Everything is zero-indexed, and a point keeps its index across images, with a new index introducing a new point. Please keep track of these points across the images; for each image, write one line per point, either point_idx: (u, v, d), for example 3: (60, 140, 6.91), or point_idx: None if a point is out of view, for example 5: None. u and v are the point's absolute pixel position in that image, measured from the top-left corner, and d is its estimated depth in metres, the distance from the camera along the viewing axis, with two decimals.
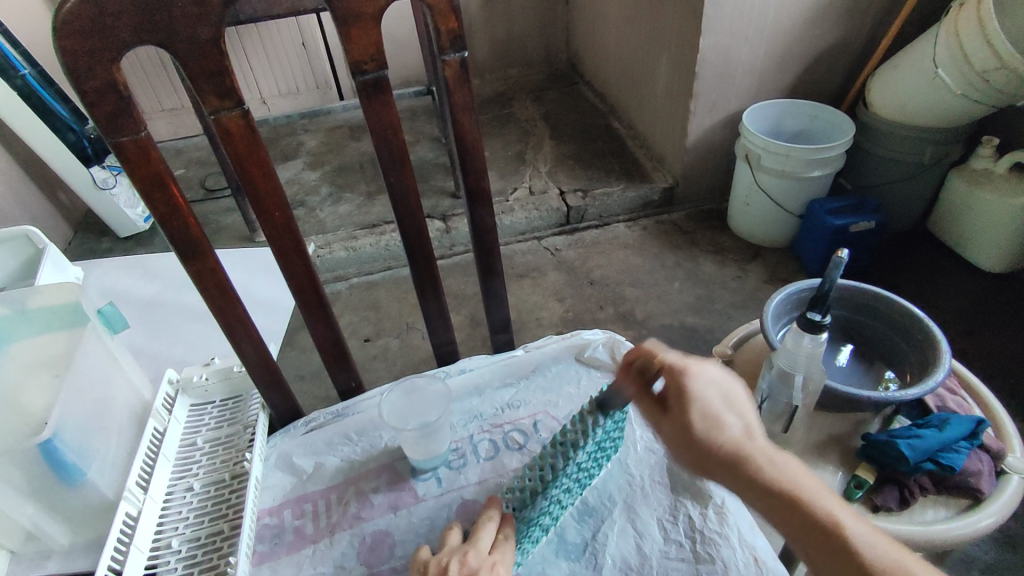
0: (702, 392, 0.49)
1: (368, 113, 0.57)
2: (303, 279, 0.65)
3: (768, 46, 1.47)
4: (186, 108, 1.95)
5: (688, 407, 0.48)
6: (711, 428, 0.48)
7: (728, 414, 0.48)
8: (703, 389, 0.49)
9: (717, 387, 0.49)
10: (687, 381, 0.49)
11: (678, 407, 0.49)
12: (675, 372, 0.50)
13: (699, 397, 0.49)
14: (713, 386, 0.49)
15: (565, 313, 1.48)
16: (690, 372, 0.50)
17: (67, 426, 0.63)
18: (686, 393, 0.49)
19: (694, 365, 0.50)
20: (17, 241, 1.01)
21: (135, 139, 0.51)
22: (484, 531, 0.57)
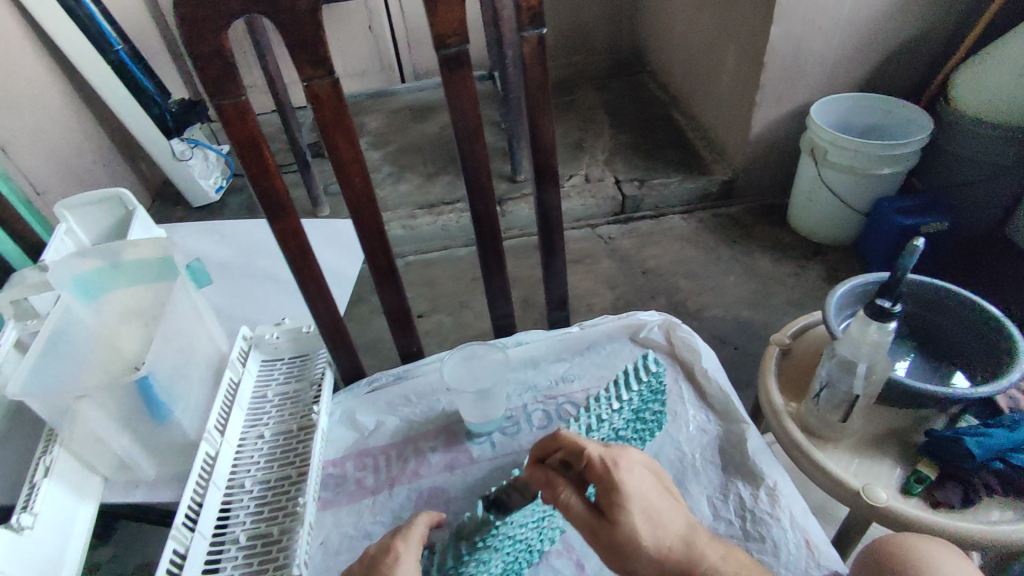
0: (634, 494, 0.51)
1: (447, 87, 0.59)
2: (375, 245, 0.68)
3: (843, 37, 1.42)
4: (259, 86, 2.04)
5: (626, 510, 0.50)
6: (652, 529, 0.50)
7: (663, 509, 0.51)
8: (634, 484, 0.51)
9: (645, 481, 0.52)
10: (619, 480, 0.51)
11: (616, 508, 0.50)
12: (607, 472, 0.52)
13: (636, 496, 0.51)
14: (641, 479, 0.52)
15: (616, 300, 1.49)
16: (618, 468, 0.52)
17: (159, 367, 0.69)
18: (622, 495, 0.50)
19: (622, 459, 0.53)
20: (112, 202, 1.09)
21: (236, 103, 0.54)
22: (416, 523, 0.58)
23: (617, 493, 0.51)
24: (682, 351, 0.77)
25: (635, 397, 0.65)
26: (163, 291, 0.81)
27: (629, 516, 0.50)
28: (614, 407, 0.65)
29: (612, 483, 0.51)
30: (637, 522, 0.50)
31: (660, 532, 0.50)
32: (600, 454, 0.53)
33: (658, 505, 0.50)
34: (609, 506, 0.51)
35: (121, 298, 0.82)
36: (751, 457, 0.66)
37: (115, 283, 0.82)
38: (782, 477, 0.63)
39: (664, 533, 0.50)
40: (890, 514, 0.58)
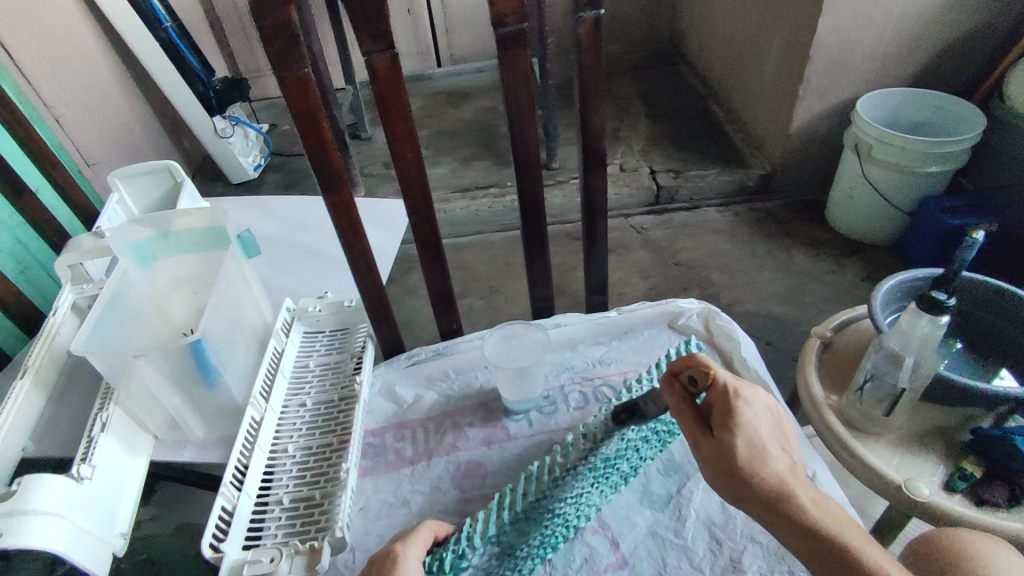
0: (750, 416, 0.51)
1: (503, 65, 0.60)
2: (423, 221, 0.69)
3: (895, 30, 1.39)
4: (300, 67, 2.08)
5: (735, 427, 0.50)
6: (755, 455, 0.49)
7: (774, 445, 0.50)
8: (752, 413, 0.52)
9: (765, 418, 0.52)
10: (737, 403, 0.52)
11: (725, 426, 0.51)
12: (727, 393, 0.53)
13: (748, 418, 0.51)
14: (761, 414, 0.52)
15: (648, 291, 1.48)
16: (740, 395, 0.53)
17: (211, 333, 0.71)
18: (735, 415, 0.51)
19: (746, 391, 0.54)
20: (161, 173, 1.12)
21: (298, 75, 0.56)
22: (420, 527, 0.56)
23: (731, 412, 0.52)
24: (721, 339, 0.78)
25: None
26: (211, 261, 0.84)
27: (737, 435, 0.50)
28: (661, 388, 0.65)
29: (731, 404, 0.52)
30: (739, 441, 0.50)
31: (761, 459, 0.49)
32: (729, 379, 0.54)
33: (766, 435, 0.50)
34: (723, 422, 0.52)
35: (170, 266, 0.84)
36: (790, 447, 0.66)
37: (165, 251, 0.84)
38: (820, 468, 0.64)
39: (765, 463, 0.48)
40: (934, 509, 0.58)
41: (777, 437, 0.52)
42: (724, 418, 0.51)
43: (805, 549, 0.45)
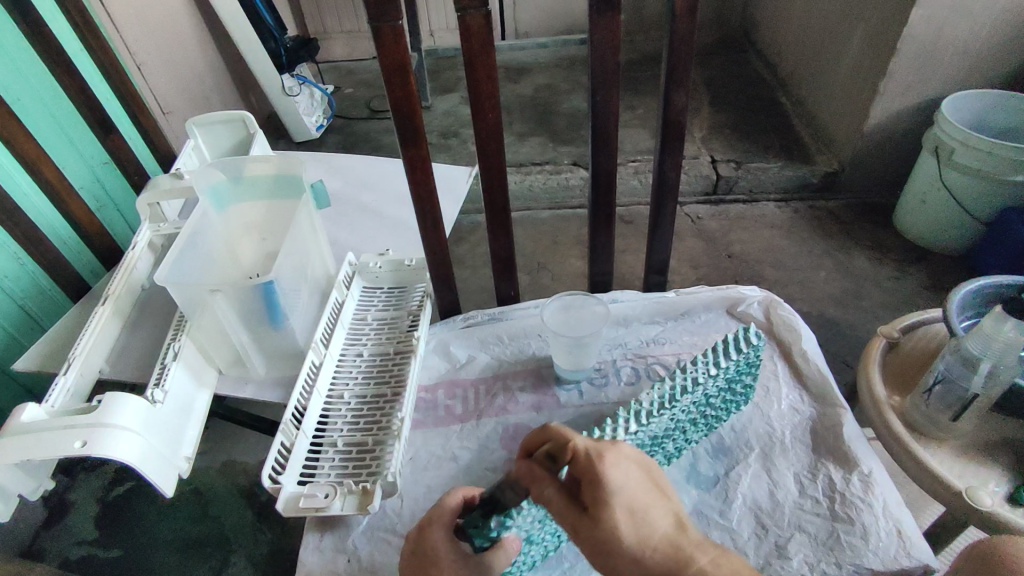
0: (616, 490, 0.43)
1: (593, 31, 0.59)
2: (495, 184, 0.70)
3: (994, 27, 1.31)
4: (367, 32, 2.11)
5: (611, 504, 0.42)
6: (636, 528, 0.42)
7: (656, 515, 0.43)
8: (623, 479, 0.44)
9: (633, 479, 0.44)
10: (604, 470, 0.43)
11: (598, 504, 0.43)
12: (590, 457, 0.44)
13: (621, 486, 0.43)
14: (630, 471, 0.44)
15: (697, 280, 1.46)
16: (605, 458, 0.44)
17: (282, 277, 0.74)
18: (605, 486, 0.43)
19: (609, 451, 0.45)
20: (235, 124, 1.14)
21: (393, 26, 0.56)
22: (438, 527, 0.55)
23: (599, 485, 0.43)
24: (781, 330, 0.76)
25: (733, 366, 0.63)
26: (281, 210, 0.86)
27: (613, 513, 0.42)
28: (711, 373, 0.62)
29: (597, 474, 0.43)
30: (619, 519, 0.42)
31: (647, 533, 0.42)
32: (586, 444, 0.45)
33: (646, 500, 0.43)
34: (590, 501, 0.43)
35: (242, 213, 0.87)
36: (846, 442, 0.65)
37: (238, 198, 0.87)
38: (877, 466, 0.63)
39: (655, 534, 0.42)
40: (996, 519, 0.56)
41: (656, 495, 0.44)
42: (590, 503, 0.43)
43: None
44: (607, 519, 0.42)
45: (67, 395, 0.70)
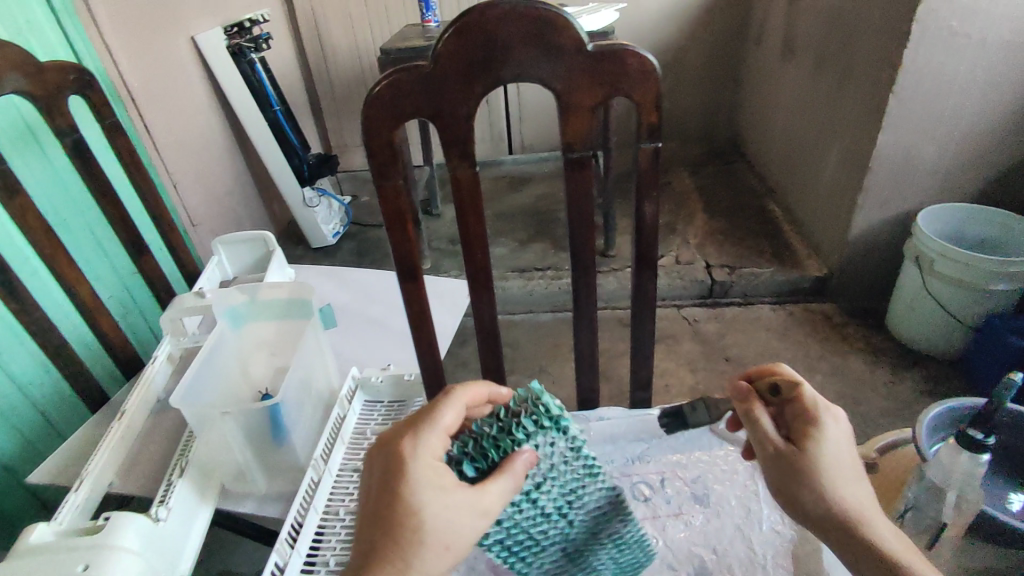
0: (826, 435, 0.57)
1: (569, 183, 0.67)
2: (485, 311, 0.76)
3: (957, 148, 1.41)
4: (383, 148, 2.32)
5: (817, 443, 0.57)
6: (832, 472, 0.56)
7: (847, 477, 0.56)
8: (835, 434, 0.58)
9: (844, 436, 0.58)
10: (824, 421, 0.58)
11: (807, 441, 0.57)
12: (814, 411, 0.59)
13: (830, 439, 0.57)
14: (843, 433, 0.58)
15: (695, 384, 1.49)
16: (824, 416, 0.58)
17: (287, 397, 0.79)
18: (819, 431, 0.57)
19: (829, 413, 0.59)
20: (255, 242, 1.24)
21: (394, 184, 0.65)
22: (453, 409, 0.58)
23: (814, 429, 0.58)
24: None
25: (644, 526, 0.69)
26: (291, 329, 0.94)
27: (818, 451, 0.57)
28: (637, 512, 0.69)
29: (815, 422, 0.58)
30: (821, 457, 0.56)
31: (838, 479, 0.56)
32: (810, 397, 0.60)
33: (846, 457, 0.56)
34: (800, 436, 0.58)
35: (253, 333, 0.95)
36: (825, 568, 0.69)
37: (255, 318, 0.95)
38: None
39: (842, 481, 0.56)
40: None
41: (852, 457, 0.58)
42: (802, 437, 0.58)
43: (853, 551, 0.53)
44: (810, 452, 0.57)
45: (75, 511, 0.73)
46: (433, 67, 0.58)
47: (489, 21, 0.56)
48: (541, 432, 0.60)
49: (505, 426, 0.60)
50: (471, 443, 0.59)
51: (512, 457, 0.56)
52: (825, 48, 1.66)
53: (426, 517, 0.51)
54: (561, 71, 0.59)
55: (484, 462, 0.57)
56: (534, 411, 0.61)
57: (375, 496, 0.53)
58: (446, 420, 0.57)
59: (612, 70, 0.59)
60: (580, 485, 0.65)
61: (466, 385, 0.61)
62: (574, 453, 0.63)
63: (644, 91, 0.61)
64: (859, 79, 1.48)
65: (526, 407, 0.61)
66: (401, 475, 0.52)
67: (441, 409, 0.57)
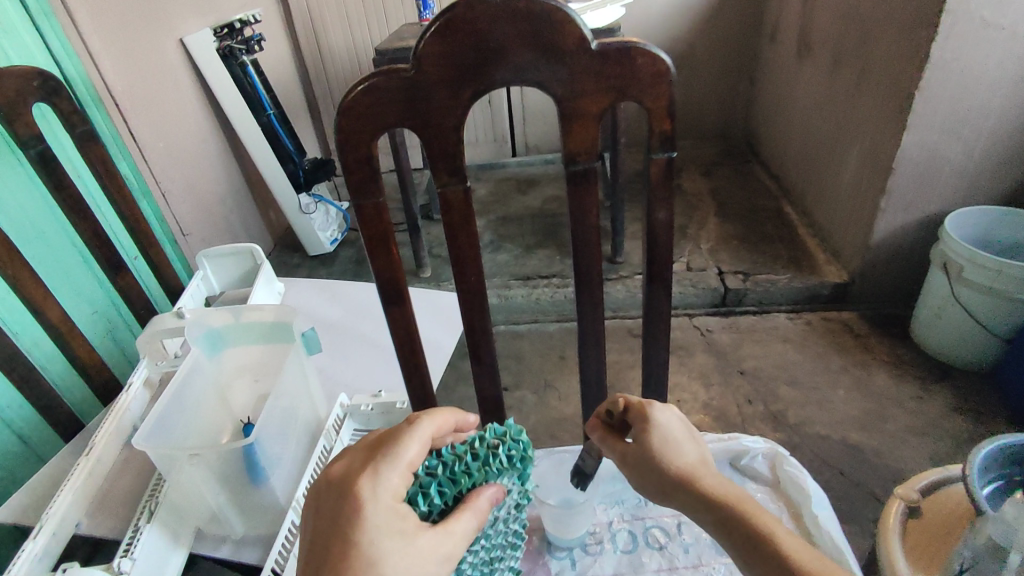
0: (658, 422, 0.56)
1: (572, 200, 0.59)
2: (481, 339, 0.69)
3: (986, 148, 1.33)
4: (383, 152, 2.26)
5: (647, 431, 0.55)
6: (668, 451, 0.54)
7: (685, 452, 0.54)
8: (663, 416, 0.56)
9: (677, 420, 0.56)
10: (650, 408, 0.56)
11: (640, 430, 0.56)
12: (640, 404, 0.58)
13: (660, 420, 0.56)
14: (671, 414, 0.56)
15: (709, 400, 1.41)
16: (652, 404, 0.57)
17: (266, 433, 0.73)
18: (647, 418, 0.56)
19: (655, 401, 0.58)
20: (242, 256, 1.18)
21: (375, 203, 0.58)
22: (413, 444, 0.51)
23: (645, 418, 0.56)
24: (787, 488, 0.71)
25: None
26: (275, 353, 0.87)
27: (650, 437, 0.55)
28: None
29: (643, 412, 0.57)
30: (654, 440, 0.54)
31: (677, 458, 0.54)
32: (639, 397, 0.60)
33: (677, 433, 0.55)
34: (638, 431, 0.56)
35: (234, 357, 0.88)
36: None
37: (235, 339, 0.88)
38: None
39: (681, 457, 0.54)
40: None
41: (688, 436, 0.56)
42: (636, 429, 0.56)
43: (720, 524, 0.50)
44: (645, 440, 0.55)
45: (31, 563, 0.66)
46: (416, 71, 0.51)
47: (477, 19, 0.49)
48: (509, 473, 0.57)
49: (478, 456, 0.56)
50: (440, 468, 0.53)
51: (480, 492, 0.52)
52: (842, 42, 1.58)
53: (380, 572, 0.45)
54: (560, 74, 0.52)
55: (452, 494, 0.53)
56: (512, 447, 0.58)
57: (321, 544, 0.46)
58: (410, 455, 0.50)
59: (620, 72, 0.52)
60: (499, 558, 0.61)
61: (433, 413, 0.55)
62: (511, 517, 0.61)
63: (656, 97, 0.53)
64: (879, 75, 1.40)
65: (504, 441, 0.58)
66: (357, 520, 0.46)
67: (407, 444, 0.50)
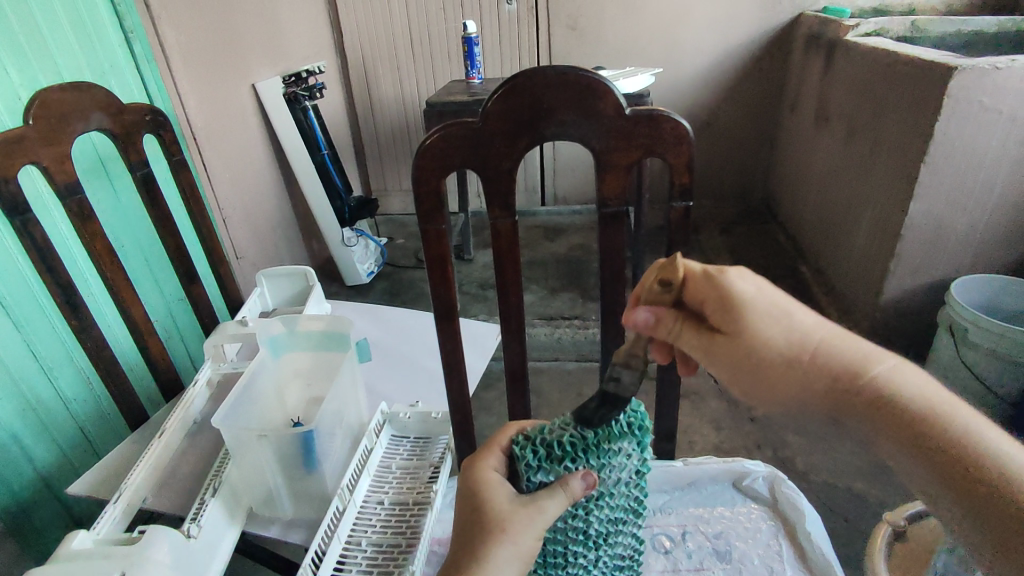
0: (758, 306, 0.56)
1: (603, 236, 0.71)
2: (516, 352, 0.79)
3: (990, 220, 1.42)
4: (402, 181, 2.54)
5: (746, 321, 0.56)
6: (770, 327, 0.56)
7: (773, 319, 0.56)
8: (749, 289, 0.56)
9: (753, 284, 0.57)
10: (734, 286, 0.56)
11: (737, 320, 0.56)
12: (723, 287, 0.56)
13: (753, 301, 0.56)
14: (749, 282, 0.56)
15: (719, 443, 1.47)
16: (732, 278, 0.56)
17: (320, 426, 0.83)
18: (742, 302, 0.56)
19: (732, 273, 0.57)
20: (297, 276, 1.31)
21: (438, 229, 0.70)
22: (508, 432, 0.67)
23: (739, 304, 0.56)
24: (785, 509, 0.80)
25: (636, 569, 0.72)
26: (325, 360, 0.98)
27: (747, 322, 0.56)
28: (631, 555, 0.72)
29: (731, 295, 0.56)
30: (757, 326, 0.56)
31: (784, 331, 0.56)
32: (701, 268, 0.58)
33: (768, 313, 0.56)
34: (727, 323, 0.57)
35: (290, 363, 0.99)
36: None
37: (291, 347, 0.99)
38: None
39: (790, 326, 0.56)
40: None
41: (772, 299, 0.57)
42: (734, 316, 0.56)
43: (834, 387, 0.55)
44: (746, 331, 0.56)
45: (112, 523, 0.76)
46: (482, 124, 0.63)
47: (536, 85, 0.61)
48: (629, 438, 0.62)
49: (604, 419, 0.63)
50: (572, 425, 0.62)
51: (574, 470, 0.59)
52: (856, 118, 1.71)
53: (496, 520, 0.56)
54: (600, 132, 0.64)
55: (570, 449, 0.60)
56: (632, 415, 0.63)
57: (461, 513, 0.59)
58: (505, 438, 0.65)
59: (648, 133, 0.64)
60: (621, 523, 0.67)
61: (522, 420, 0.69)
62: (633, 483, 0.66)
63: (678, 154, 0.65)
64: (887, 149, 1.52)
65: (625, 412, 0.64)
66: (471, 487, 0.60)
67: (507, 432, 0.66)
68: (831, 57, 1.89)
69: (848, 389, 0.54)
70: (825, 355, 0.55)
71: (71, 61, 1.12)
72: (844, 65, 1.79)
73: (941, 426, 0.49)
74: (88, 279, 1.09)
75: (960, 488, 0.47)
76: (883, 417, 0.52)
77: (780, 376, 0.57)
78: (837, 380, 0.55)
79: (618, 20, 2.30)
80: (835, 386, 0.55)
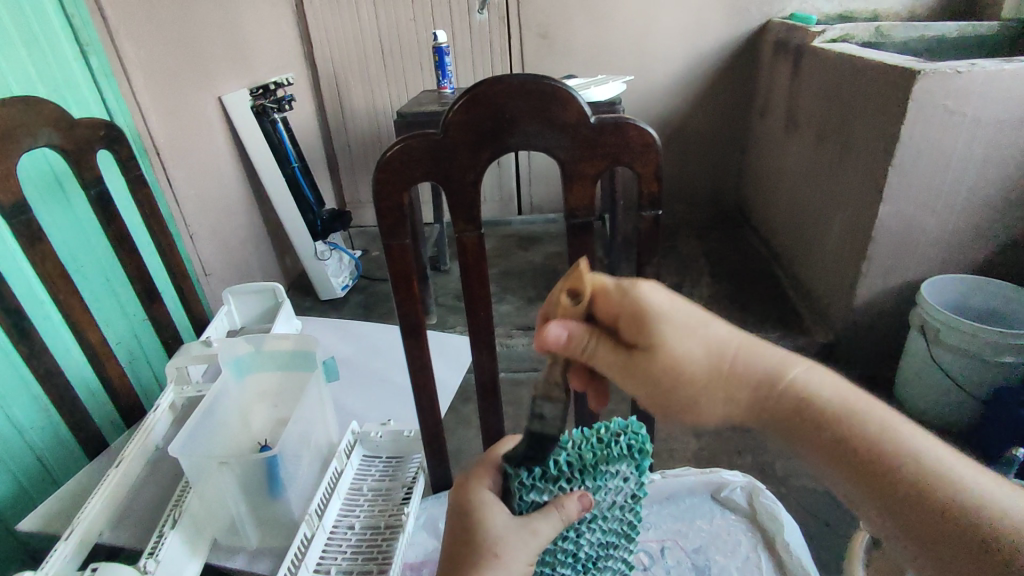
0: (674, 317, 0.52)
1: (571, 246, 0.69)
2: (487, 368, 0.76)
3: (956, 221, 1.44)
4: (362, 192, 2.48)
5: (659, 335, 0.51)
6: (682, 342, 0.52)
7: (690, 332, 0.52)
8: (659, 300, 0.51)
9: (665, 294, 0.52)
10: (643, 296, 0.51)
11: (650, 336, 0.52)
12: (629, 299, 0.51)
13: (662, 311, 0.51)
14: (659, 291, 0.52)
15: (699, 450, 1.46)
16: (641, 288, 0.51)
17: (285, 449, 0.79)
18: (652, 315, 0.51)
19: (642, 282, 0.52)
20: (266, 293, 1.27)
21: (401, 244, 0.67)
22: (504, 446, 0.65)
23: (650, 317, 0.51)
24: (764, 520, 0.79)
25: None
26: (293, 379, 0.95)
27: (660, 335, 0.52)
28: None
29: (641, 309, 0.51)
30: (670, 340, 0.52)
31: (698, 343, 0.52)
32: (612, 280, 0.53)
33: (683, 328, 0.52)
34: (639, 337, 0.52)
35: (255, 382, 0.95)
36: None
37: (257, 366, 0.96)
38: None
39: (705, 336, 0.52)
40: None
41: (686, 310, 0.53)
42: (645, 331, 0.52)
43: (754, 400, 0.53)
44: (659, 346, 0.52)
45: (64, 560, 0.71)
46: (443, 135, 0.61)
47: (498, 95, 0.60)
48: (628, 461, 0.61)
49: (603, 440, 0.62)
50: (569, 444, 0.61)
51: (571, 491, 0.57)
52: (824, 123, 1.73)
53: (487, 544, 0.54)
54: (565, 142, 0.62)
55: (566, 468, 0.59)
56: (633, 437, 0.62)
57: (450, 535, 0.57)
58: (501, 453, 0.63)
59: (614, 142, 0.63)
60: (613, 546, 0.66)
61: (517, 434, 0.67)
62: (628, 507, 0.65)
63: (645, 163, 0.64)
64: (856, 153, 1.54)
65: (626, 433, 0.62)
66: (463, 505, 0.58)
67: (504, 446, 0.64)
68: (799, 63, 1.92)
69: (765, 393, 0.52)
70: (743, 365, 0.52)
71: (21, 76, 1.07)
72: (811, 72, 1.82)
73: (857, 427, 0.48)
74: (42, 300, 1.04)
75: (881, 490, 0.47)
76: (798, 423, 0.51)
77: (693, 391, 0.53)
78: (756, 390, 0.53)
79: (589, 30, 2.31)
80: (757, 391, 0.53)
